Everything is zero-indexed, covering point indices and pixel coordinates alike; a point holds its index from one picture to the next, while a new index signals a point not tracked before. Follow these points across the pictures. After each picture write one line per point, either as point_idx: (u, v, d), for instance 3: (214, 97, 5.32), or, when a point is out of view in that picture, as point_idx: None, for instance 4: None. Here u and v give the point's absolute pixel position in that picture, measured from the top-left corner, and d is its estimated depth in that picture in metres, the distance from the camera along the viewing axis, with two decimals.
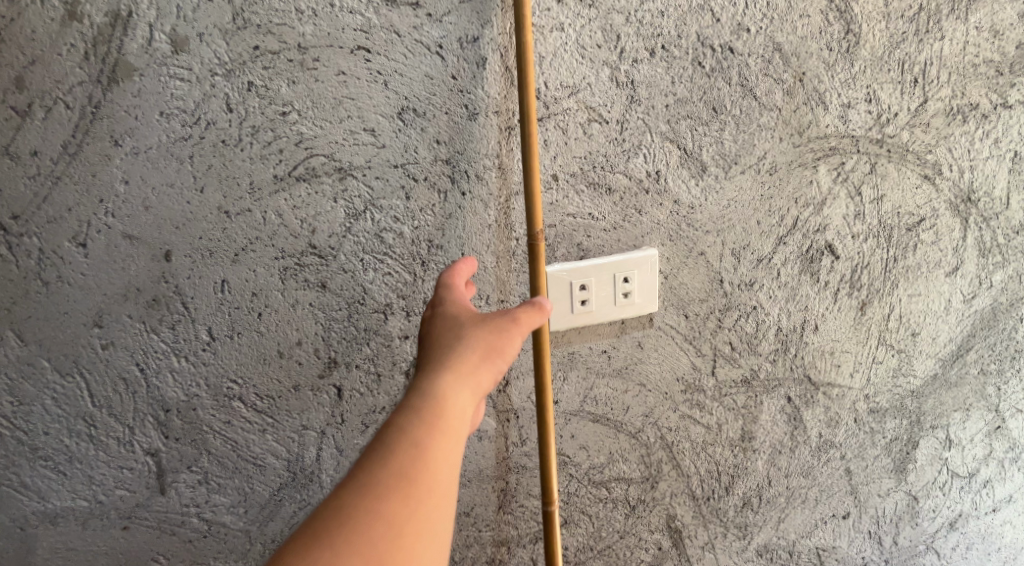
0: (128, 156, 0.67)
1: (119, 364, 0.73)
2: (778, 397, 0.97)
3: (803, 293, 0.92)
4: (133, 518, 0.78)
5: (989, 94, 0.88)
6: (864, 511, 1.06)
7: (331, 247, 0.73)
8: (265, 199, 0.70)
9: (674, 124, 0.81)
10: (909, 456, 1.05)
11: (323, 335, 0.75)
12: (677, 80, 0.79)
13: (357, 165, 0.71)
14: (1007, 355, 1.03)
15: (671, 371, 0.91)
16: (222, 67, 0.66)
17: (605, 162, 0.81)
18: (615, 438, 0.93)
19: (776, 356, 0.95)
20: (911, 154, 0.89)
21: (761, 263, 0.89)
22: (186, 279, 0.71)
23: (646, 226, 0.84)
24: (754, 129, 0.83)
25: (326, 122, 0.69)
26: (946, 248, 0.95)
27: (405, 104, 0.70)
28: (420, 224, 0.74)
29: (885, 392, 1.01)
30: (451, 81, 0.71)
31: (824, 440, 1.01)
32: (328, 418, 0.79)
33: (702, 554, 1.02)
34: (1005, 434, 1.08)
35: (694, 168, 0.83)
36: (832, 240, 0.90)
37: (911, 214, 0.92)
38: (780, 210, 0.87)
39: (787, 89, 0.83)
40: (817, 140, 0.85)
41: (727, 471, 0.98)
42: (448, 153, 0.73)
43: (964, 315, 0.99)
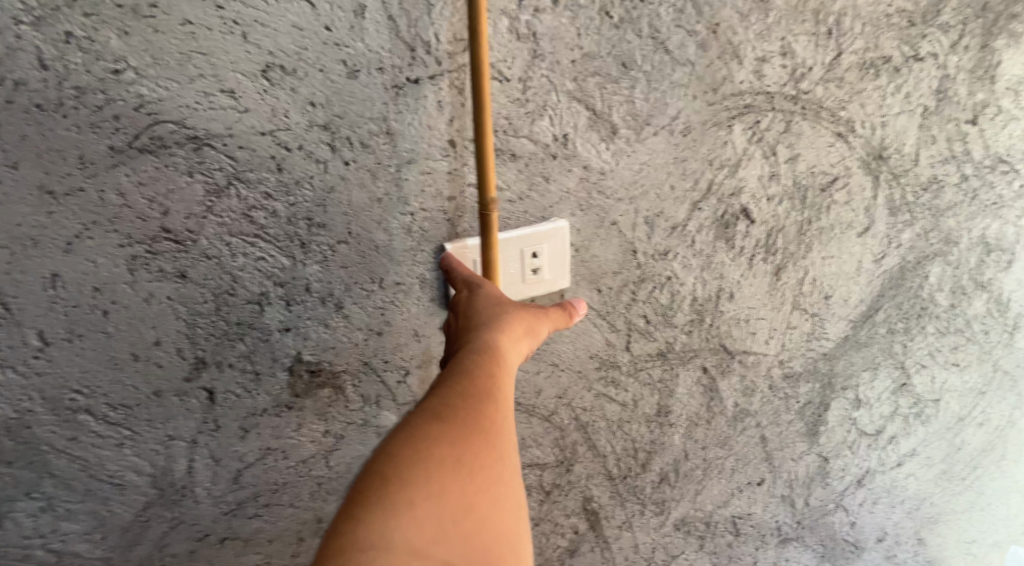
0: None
1: None
2: (693, 369, 0.92)
3: (718, 261, 0.85)
4: None
5: (901, 46, 0.78)
6: (777, 475, 1.05)
7: (189, 231, 0.64)
8: (102, 174, 0.60)
9: (581, 82, 0.71)
10: (820, 419, 1.01)
11: (188, 332, 0.67)
12: (583, 32, 0.69)
13: (215, 133, 0.61)
14: (915, 313, 0.95)
15: (584, 348, 0.86)
16: (30, 13, 0.55)
17: (508, 126, 0.71)
18: (528, 424, 0.90)
19: (691, 327, 0.89)
20: (826, 111, 0.79)
21: (675, 231, 0.82)
22: (4, 275, 0.61)
23: (554, 195, 0.76)
24: (666, 87, 0.73)
25: (173, 81, 0.59)
26: (857, 209, 0.87)
27: (269, 60, 0.60)
28: (296, 200, 0.65)
29: (798, 357, 0.95)
30: (324, 31, 0.60)
31: (739, 409, 0.98)
32: (200, 425, 0.72)
33: (621, 532, 1.03)
34: (910, 391, 1.02)
35: (604, 130, 0.74)
36: (747, 204, 0.82)
37: (825, 173, 0.83)
38: (693, 172, 0.79)
39: (701, 41, 0.72)
40: (731, 97, 0.76)
41: (644, 447, 0.97)
42: (325, 117, 0.63)
43: (873, 275, 0.91)
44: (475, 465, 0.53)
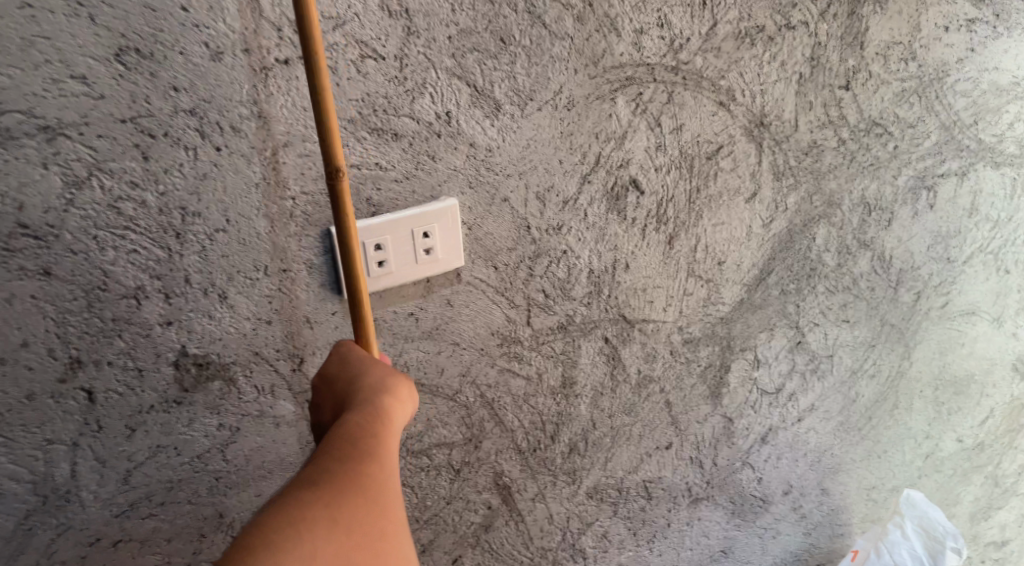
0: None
1: None
2: (595, 339, 0.97)
3: (612, 233, 0.91)
4: None
5: (774, 16, 0.87)
6: (685, 438, 1.09)
7: (51, 226, 0.63)
8: None
9: (459, 59, 0.75)
10: (722, 381, 1.07)
11: (58, 331, 0.66)
12: (457, 8, 0.73)
13: (69, 121, 0.61)
14: (803, 274, 1.05)
15: (484, 326, 0.89)
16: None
17: (388, 105, 0.74)
18: (433, 404, 0.91)
19: (590, 299, 0.94)
20: (706, 81, 0.88)
21: (568, 205, 0.87)
22: None
23: (441, 173, 0.79)
24: (547, 60, 0.79)
25: (12, 69, 0.59)
26: (743, 175, 0.95)
27: (123, 44, 0.61)
28: (166, 189, 0.66)
29: (698, 321, 1.02)
30: (180, 12, 0.62)
31: (643, 376, 1.02)
32: (81, 426, 0.70)
33: (533, 504, 1.03)
34: (806, 348, 1.11)
35: (487, 106, 0.78)
36: (636, 174, 0.89)
37: (710, 142, 0.92)
38: (581, 146, 0.85)
39: (578, 14, 0.79)
40: (613, 70, 0.83)
41: (550, 419, 0.99)
42: (190, 103, 0.64)
43: (764, 239, 1.00)
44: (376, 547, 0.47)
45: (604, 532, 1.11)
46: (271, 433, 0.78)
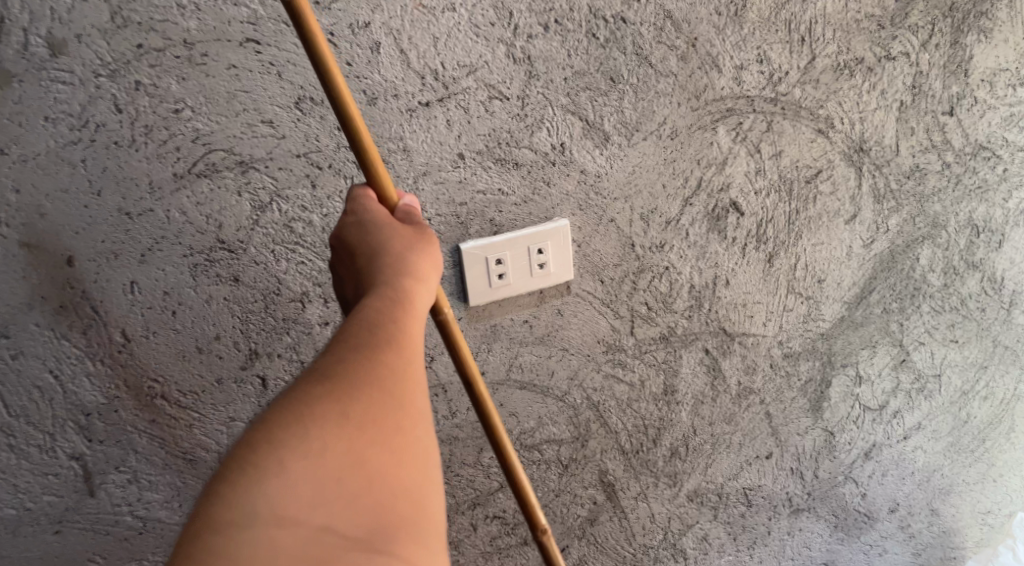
0: (15, 163, 0.81)
1: (31, 372, 0.88)
2: (696, 350, 1.18)
3: (712, 251, 1.12)
4: (64, 522, 0.96)
5: (872, 48, 1.07)
6: (784, 449, 1.30)
7: (240, 242, 0.91)
8: (167, 196, 0.86)
9: (573, 97, 0.97)
10: (824, 395, 1.29)
11: (242, 327, 0.94)
12: (572, 53, 0.95)
13: (259, 156, 0.88)
14: (906, 294, 1.26)
15: (591, 334, 1.11)
16: (106, 68, 0.80)
17: (511, 138, 0.96)
18: (543, 402, 1.13)
19: (692, 312, 1.15)
20: (805, 110, 1.08)
21: (669, 225, 1.08)
22: (91, 283, 0.87)
23: (555, 198, 1.01)
24: (652, 95, 1.00)
25: (222, 116, 0.85)
26: (844, 199, 1.16)
27: (301, 95, 0.87)
28: (328, 212, 0.93)
29: (797, 336, 1.23)
30: (346, 67, 0.87)
31: (744, 388, 1.23)
32: (253, 406, 0.99)
33: (636, 502, 1.25)
34: (911, 368, 1.33)
35: (597, 137, 1.00)
36: (735, 197, 1.09)
37: (810, 166, 1.12)
38: (683, 171, 1.05)
39: (682, 54, 0.99)
40: (714, 102, 1.03)
41: (653, 424, 1.20)
42: (350, 139, 0.90)
43: (865, 258, 1.21)
44: (392, 418, 0.54)
45: (705, 534, 1.32)
46: None
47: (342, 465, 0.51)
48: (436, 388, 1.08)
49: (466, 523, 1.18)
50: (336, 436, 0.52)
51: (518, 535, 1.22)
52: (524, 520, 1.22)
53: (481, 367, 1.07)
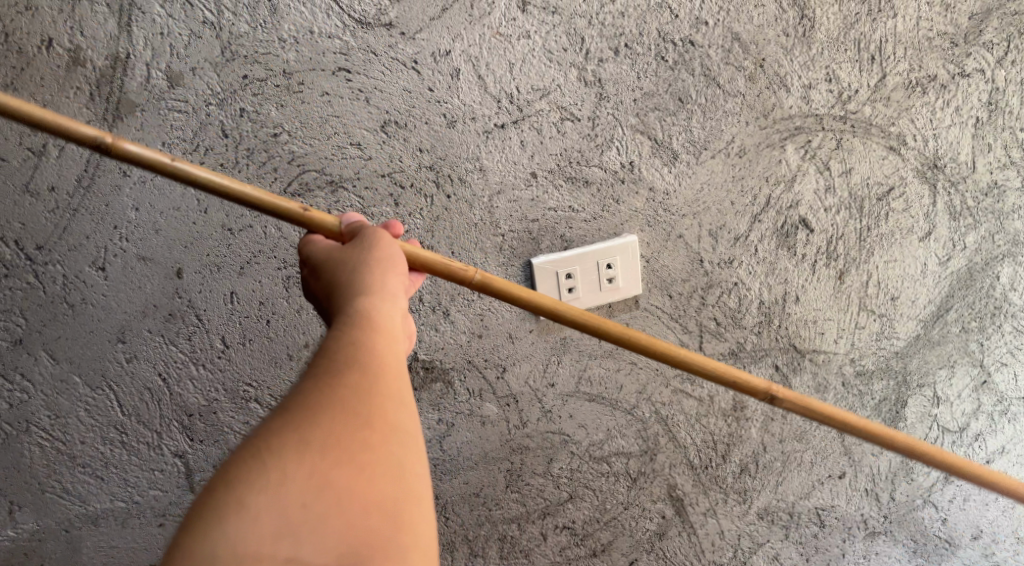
0: (137, 184, 0.96)
1: (143, 374, 1.03)
2: (766, 365, 1.21)
3: (782, 267, 1.16)
4: (166, 515, 1.11)
5: (946, 65, 1.11)
6: (858, 469, 1.32)
7: None
8: (265, 214, 1.00)
9: (642, 117, 1.04)
10: (900, 414, 1.29)
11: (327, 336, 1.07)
12: (642, 76, 1.02)
13: (348, 176, 0.98)
14: (986, 312, 1.26)
15: (660, 349, 1.18)
16: (215, 97, 0.92)
17: (581, 157, 1.05)
18: (612, 415, 1.21)
19: (761, 328, 1.19)
20: (876, 128, 1.12)
21: (738, 241, 1.13)
22: (196, 293, 1.01)
23: (623, 214, 1.08)
24: (720, 114, 1.06)
25: (314, 140, 0.96)
26: (918, 216, 1.19)
27: (387, 118, 0.97)
28: (409, 229, 1.03)
29: (870, 355, 1.25)
30: (429, 92, 0.97)
31: (815, 405, 1.27)
32: None
33: (706, 518, 1.29)
34: (993, 389, 1.32)
35: (665, 156, 1.07)
36: (805, 214, 1.14)
37: (881, 184, 1.16)
38: (752, 188, 1.11)
39: (749, 75, 1.05)
40: (782, 121, 1.09)
41: (722, 440, 1.26)
42: (429, 159, 1.00)
43: (941, 276, 1.23)
44: (359, 440, 0.55)
45: (776, 553, 1.34)
46: (479, 429, 1.16)
47: (309, 493, 0.51)
48: (507, 399, 1.15)
49: (536, 532, 1.24)
50: (301, 464, 0.52)
51: (587, 547, 1.27)
52: (592, 532, 1.27)
53: (552, 378, 1.16)
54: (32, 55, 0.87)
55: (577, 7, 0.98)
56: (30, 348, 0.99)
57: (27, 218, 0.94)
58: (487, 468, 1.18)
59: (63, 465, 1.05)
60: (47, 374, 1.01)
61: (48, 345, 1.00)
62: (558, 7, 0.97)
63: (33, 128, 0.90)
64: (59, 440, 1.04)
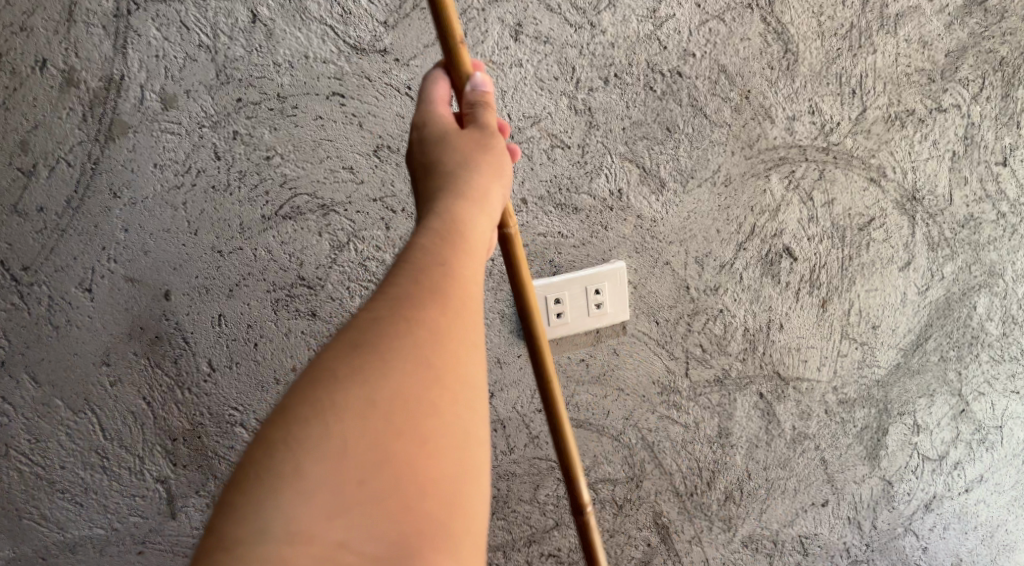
0: (127, 206, 0.94)
1: (127, 398, 1.03)
2: (750, 394, 1.24)
3: (766, 295, 1.19)
4: (146, 543, 1.10)
5: (923, 100, 1.13)
6: (841, 497, 1.33)
7: (318, 278, 1.04)
8: (255, 236, 0.99)
9: (630, 145, 1.06)
10: (881, 443, 1.32)
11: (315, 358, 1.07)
12: (630, 105, 1.04)
13: (338, 200, 1.00)
14: (964, 342, 1.29)
15: (646, 375, 1.19)
16: (209, 120, 0.93)
17: (570, 184, 1.06)
18: (598, 441, 1.21)
19: (745, 355, 1.21)
20: (857, 160, 1.14)
21: (723, 268, 1.15)
22: (184, 315, 1.01)
23: (612, 240, 1.10)
24: (706, 144, 1.08)
25: (308, 163, 0.98)
26: (897, 246, 1.21)
27: (379, 142, 0.99)
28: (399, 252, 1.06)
29: (852, 383, 1.27)
30: None
31: (798, 432, 1.28)
32: None
33: (690, 546, 1.30)
34: (972, 418, 1.35)
35: (653, 184, 1.08)
36: (789, 242, 1.16)
37: (862, 214, 1.18)
38: (737, 217, 1.13)
39: (735, 106, 1.07)
40: (766, 151, 1.10)
41: (707, 466, 1.26)
42: None
43: (920, 305, 1.25)
44: (430, 396, 0.45)
45: None
46: None
47: (365, 466, 0.42)
48: (495, 423, 1.16)
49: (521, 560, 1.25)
50: (360, 431, 0.42)
51: None
52: (578, 559, 1.27)
53: (539, 404, 1.16)
54: (24, 76, 0.87)
55: (568, 36, 0.98)
56: (12, 371, 0.98)
57: (15, 239, 0.93)
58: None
59: (41, 491, 1.04)
60: (29, 398, 1.00)
61: (30, 368, 0.98)
62: (550, 36, 0.98)
63: (23, 149, 0.89)
64: (38, 466, 1.03)
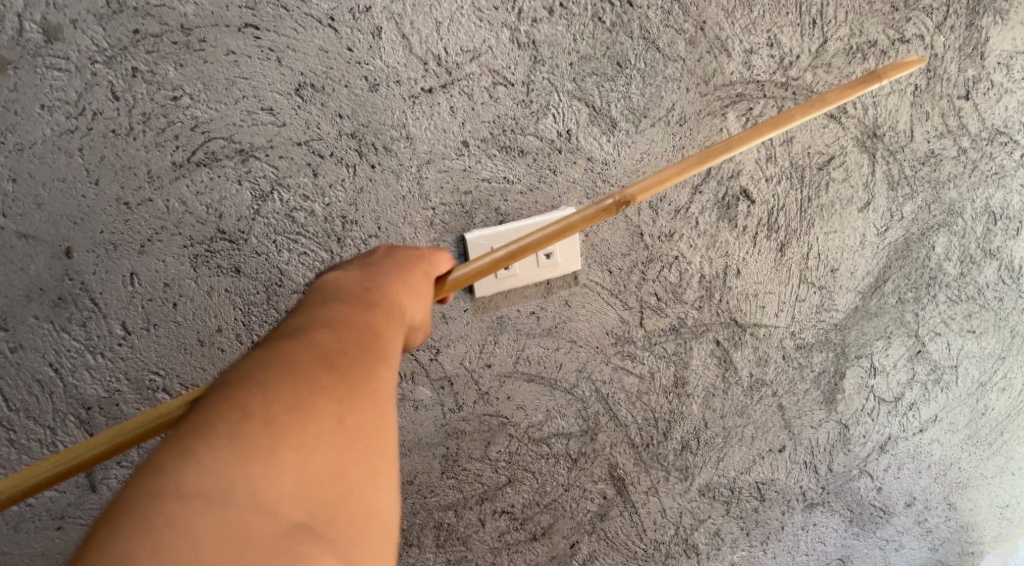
0: (12, 153, 0.78)
1: (32, 366, 0.86)
2: (706, 341, 1.13)
3: (723, 240, 1.07)
4: (65, 518, 0.94)
5: (886, 31, 1.02)
6: (798, 442, 1.26)
7: (241, 232, 0.88)
8: (165, 186, 0.83)
9: (579, 83, 0.93)
10: (838, 388, 1.24)
11: (243, 319, 0.91)
12: (578, 37, 0.91)
13: (259, 144, 0.85)
14: (922, 283, 1.20)
15: (600, 325, 1.07)
16: (102, 54, 0.77)
17: (515, 125, 0.93)
18: (550, 396, 1.09)
19: (701, 303, 1.11)
20: (817, 95, 1.03)
21: (679, 213, 1.03)
22: (90, 274, 0.84)
23: (561, 185, 0.97)
24: (660, 81, 0.96)
25: (221, 104, 0.82)
26: (857, 185, 1.11)
27: (301, 80, 0.84)
28: (330, 201, 0.89)
29: (810, 327, 1.18)
30: (347, 52, 0.84)
31: (755, 379, 1.19)
32: None
33: (646, 497, 1.21)
34: (928, 358, 1.28)
35: (604, 124, 0.96)
36: (746, 184, 1.05)
37: (821, 153, 1.07)
38: (693, 158, 1.01)
39: (689, 38, 0.95)
40: (723, 87, 0.98)
41: (664, 417, 1.16)
42: (351, 127, 0.87)
43: (878, 246, 1.16)
44: (358, 425, 0.50)
45: (717, 529, 1.28)
46: (411, 414, 1.03)
47: (307, 479, 0.47)
48: (442, 381, 1.02)
49: (474, 518, 1.13)
50: (309, 456, 0.48)
51: (527, 531, 1.17)
52: (532, 515, 1.16)
53: (488, 359, 1.03)
54: None
55: None
56: None
57: None
58: (422, 455, 1.06)
59: None
60: None
61: None
62: None
63: None
64: None
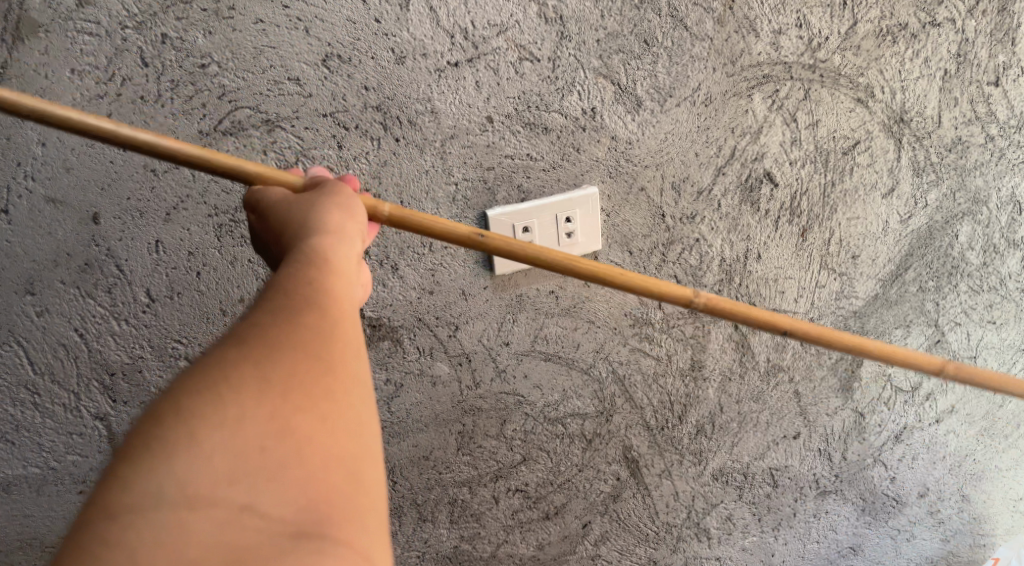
0: None
1: (58, 331, 0.85)
2: (724, 325, 1.12)
3: (744, 223, 1.06)
4: (86, 482, 0.93)
5: (916, 13, 1.00)
6: (813, 429, 1.25)
7: None
8: None
9: (606, 59, 0.91)
10: (854, 375, 1.23)
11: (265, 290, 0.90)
12: (606, 14, 0.89)
13: (285, 115, 0.83)
14: (944, 272, 1.19)
15: (618, 306, 1.06)
16: (133, 19, 0.75)
17: (540, 102, 0.91)
18: (567, 375, 1.08)
19: (721, 287, 1.10)
20: (844, 78, 1.02)
21: (701, 196, 1.02)
22: (117, 241, 0.83)
23: (585, 163, 0.95)
24: (686, 60, 0.94)
25: (248, 73, 0.80)
26: (881, 171, 1.10)
27: (328, 50, 0.81)
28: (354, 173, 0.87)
29: (828, 314, 1.17)
30: (375, 23, 0.82)
31: (772, 364, 1.18)
32: None
33: (660, 480, 1.20)
34: (946, 348, 1.26)
35: (629, 102, 0.94)
36: (769, 167, 1.04)
37: (846, 137, 1.06)
38: (717, 140, 0.99)
39: (718, 18, 0.93)
40: (749, 68, 0.97)
41: (679, 400, 1.16)
42: (377, 99, 0.85)
43: (901, 234, 1.15)
44: (307, 396, 0.45)
45: (729, 514, 1.27)
46: (430, 391, 1.03)
47: (250, 461, 0.42)
48: (460, 357, 1.02)
49: (488, 496, 1.12)
50: (248, 439, 0.42)
51: (539, 510, 1.16)
52: (546, 494, 1.16)
53: (506, 337, 1.03)
54: None
55: None
56: None
57: None
58: (438, 431, 1.06)
59: None
60: None
61: None
62: None
63: None
64: None
